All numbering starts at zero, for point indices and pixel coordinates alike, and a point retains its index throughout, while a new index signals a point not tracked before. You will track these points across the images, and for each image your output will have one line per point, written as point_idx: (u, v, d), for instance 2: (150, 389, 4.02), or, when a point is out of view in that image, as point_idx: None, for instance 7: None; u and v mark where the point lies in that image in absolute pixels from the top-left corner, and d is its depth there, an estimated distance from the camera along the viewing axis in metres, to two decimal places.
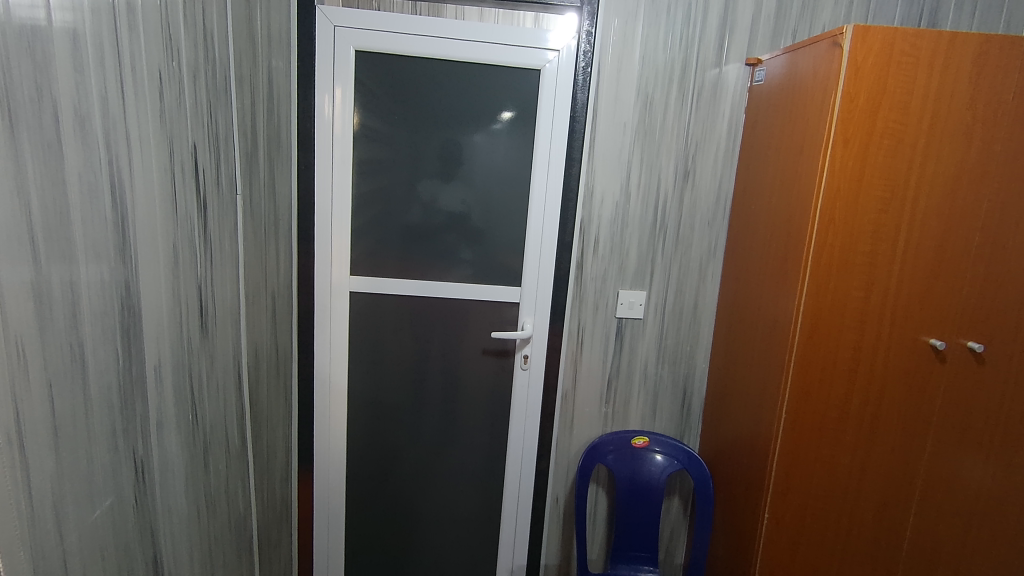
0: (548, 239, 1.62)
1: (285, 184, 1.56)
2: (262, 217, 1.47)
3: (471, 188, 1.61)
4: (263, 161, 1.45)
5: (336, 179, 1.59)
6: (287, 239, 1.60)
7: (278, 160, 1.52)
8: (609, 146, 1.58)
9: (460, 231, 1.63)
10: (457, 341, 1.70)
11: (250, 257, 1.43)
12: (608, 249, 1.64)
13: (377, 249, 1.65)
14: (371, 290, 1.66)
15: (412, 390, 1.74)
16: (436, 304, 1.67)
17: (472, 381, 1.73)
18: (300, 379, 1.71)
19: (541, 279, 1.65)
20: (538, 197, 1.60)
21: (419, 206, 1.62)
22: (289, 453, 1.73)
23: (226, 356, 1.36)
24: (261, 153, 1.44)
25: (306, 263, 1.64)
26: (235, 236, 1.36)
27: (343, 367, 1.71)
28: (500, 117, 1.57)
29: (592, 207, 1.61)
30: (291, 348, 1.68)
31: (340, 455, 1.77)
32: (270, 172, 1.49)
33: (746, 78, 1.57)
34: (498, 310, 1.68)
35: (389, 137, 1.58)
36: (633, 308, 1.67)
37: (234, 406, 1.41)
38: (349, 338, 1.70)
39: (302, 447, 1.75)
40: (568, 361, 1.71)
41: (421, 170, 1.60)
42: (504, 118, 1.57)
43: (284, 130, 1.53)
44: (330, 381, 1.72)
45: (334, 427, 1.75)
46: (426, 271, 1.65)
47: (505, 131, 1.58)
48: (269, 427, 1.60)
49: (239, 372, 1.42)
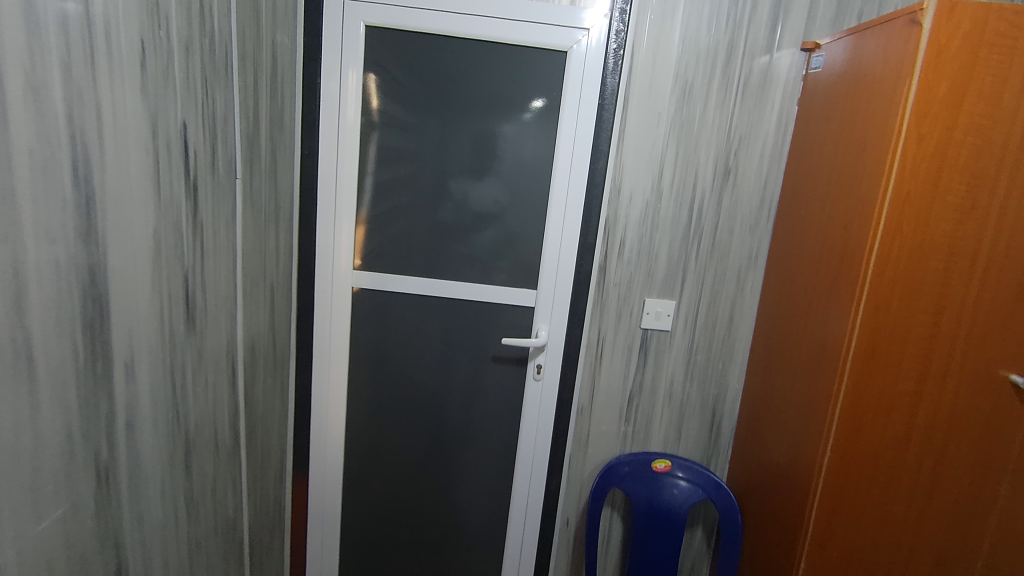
0: (569, 239, 1.47)
1: (288, 169, 1.46)
2: (262, 203, 1.38)
3: (495, 184, 1.48)
4: (264, 143, 1.35)
5: (341, 166, 1.48)
6: (289, 228, 1.50)
7: (280, 142, 1.41)
8: (640, 138, 1.42)
9: (475, 227, 1.50)
10: (465, 346, 1.57)
11: (244, 245, 1.32)
12: (634, 253, 1.48)
13: (384, 243, 1.53)
14: (375, 286, 1.55)
15: (416, 395, 1.62)
16: (446, 305, 1.55)
17: (481, 389, 1.61)
18: (299, 378, 1.61)
19: (559, 283, 1.50)
20: (559, 192, 1.45)
21: (432, 197, 1.49)
22: (283, 454, 1.64)
23: (216, 351, 1.27)
24: (263, 134, 1.34)
25: (308, 255, 1.54)
26: (231, 224, 1.27)
27: (343, 366, 1.60)
28: (531, 104, 1.43)
29: (618, 205, 1.45)
30: (289, 343, 1.58)
31: (337, 459, 1.67)
32: (272, 156, 1.39)
33: (802, 65, 1.38)
34: (513, 315, 1.54)
35: (401, 123, 1.46)
36: (659, 319, 1.51)
37: (227, 403, 1.33)
38: (350, 337, 1.60)
39: (298, 448, 1.66)
40: (585, 374, 1.55)
41: (435, 159, 1.47)
42: (534, 106, 1.43)
43: (288, 111, 1.42)
44: (329, 381, 1.61)
45: (332, 429, 1.65)
46: (436, 268, 1.53)
47: (534, 122, 1.44)
48: (264, 424, 1.52)
49: (232, 366, 1.35)
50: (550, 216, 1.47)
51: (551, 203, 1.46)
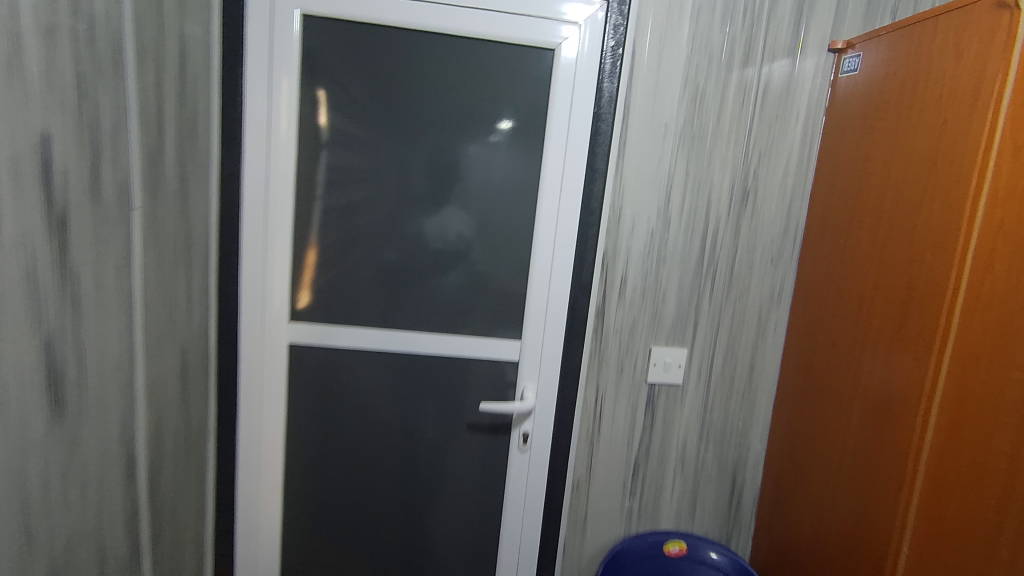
0: (558, 278, 1.21)
1: (204, 195, 1.15)
2: (169, 239, 1.07)
3: (465, 212, 1.21)
4: (171, 162, 1.04)
5: (272, 191, 1.19)
6: (206, 270, 1.18)
7: (193, 159, 1.10)
8: (644, 154, 1.18)
9: (442, 265, 1.22)
10: (434, 410, 1.28)
11: (142, 298, 1.00)
12: (637, 293, 1.22)
13: (331, 286, 1.23)
14: (321, 340, 1.24)
15: (371, 472, 1.31)
16: (407, 361, 1.26)
17: (452, 462, 1.31)
18: (223, 456, 1.28)
19: (549, 333, 1.23)
20: (547, 221, 1.20)
21: (387, 229, 1.21)
22: (201, 555, 1.29)
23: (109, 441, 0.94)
24: (169, 152, 1.04)
25: (233, 303, 1.22)
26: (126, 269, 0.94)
27: (278, 440, 1.28)
28: (498, 126, 1.18)
29: (619, 236, 1.20)
30: (210, 414, 1.25)
31: (273, 556, 1.33)
32: (182, 178, 1.08)
33: (829, 68, 1.18)
34: (491, 372, 1.26)
35: (347, 137, 1.18)
36: (669, 371, 1.25)
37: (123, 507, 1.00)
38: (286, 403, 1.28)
39: (222, 545, 1.32)
40: (582, 442, 1.28)
41: (390, 182, 1.20)
42: (502, 128, 1.18)
43: (202, 123, 1.12)
44: (261, 460, 1.29)
45: (265, 520, 1.31)
46: (394, 317, 1.24)
47: (504, 143, 1.19)
48: (179, 522, 1.18)
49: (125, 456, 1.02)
50: (535, 251, 1.21)
51: (536, 238, 1.20)
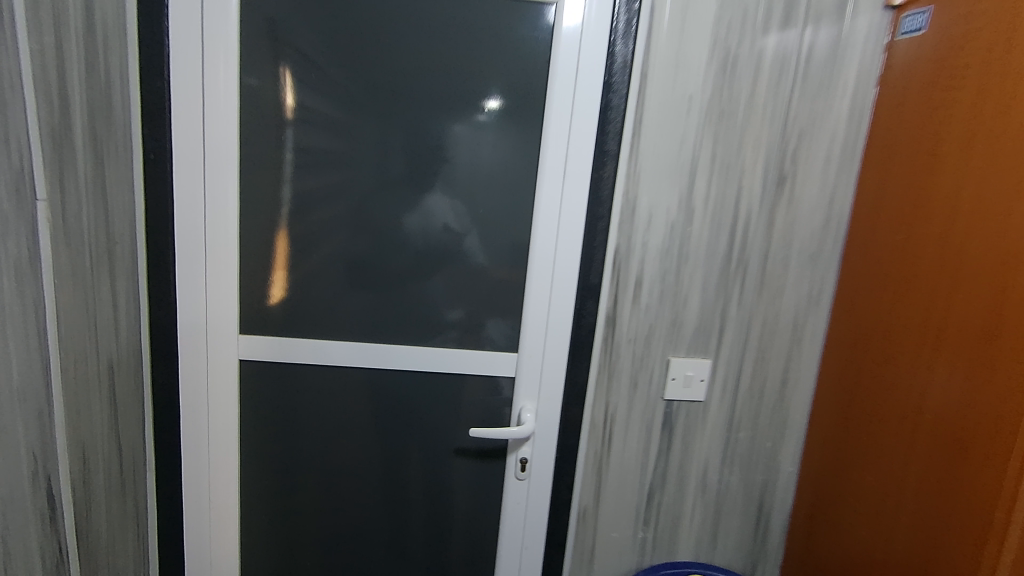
0: (562, 281, 1.03)
1: (126, 185, 0.95)
2: (82, 237, 0.88)
3: (453, 205, 1.02)
4: (82, 142, 0.85)
5: (209, 179, 0.98)
6: (135, 275, 0.98)
7: (111, 140, 0.89)
8: (664, 132, 0.98)
9: (422, 265, 1.03)
10: (417, 434, 1.10)
11: (28, 310, 0.81)
12: (655, 297, 1.04)
13: (291, 292, 1.04)
14: (282, 356, 1.05)
15: (343, 505, 1.13)
16: (382, 378, 1.07)
17: (437, 492, 1.13)
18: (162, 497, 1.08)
19: (551, 344, 1.05)
20: (549, 215, 1.01)
21: (355, 222, 1.01)
22: None
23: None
24: (80, 131, 0.84)
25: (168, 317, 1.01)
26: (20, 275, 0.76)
27: (231, 472, 1.10)
28: (484, 105, 0.99)
29: (633, 230, 1.02)
30: (149, 443, 1.07)
31: None
32: (99, 164, 0.88)
33: (884, 28, 0.98)
34: (482, 389, 1.08)
35: (308, 112, 0.98)
36: (690, 386, 1.08)
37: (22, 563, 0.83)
38: (240, 428, 1.09)
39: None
40: (589, 468, 1.11)
41: (358, 166, 0.99)
42: (489, 108, 0.99)
43: (118, 98, 0.91)
44: (212, 495, 1.10)
45: (222, 561, 1.14)
46: (365, 327, 1.05)
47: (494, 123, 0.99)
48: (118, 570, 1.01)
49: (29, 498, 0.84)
50: (534, 250, 1.02)
51: (535, 234, 1.02)
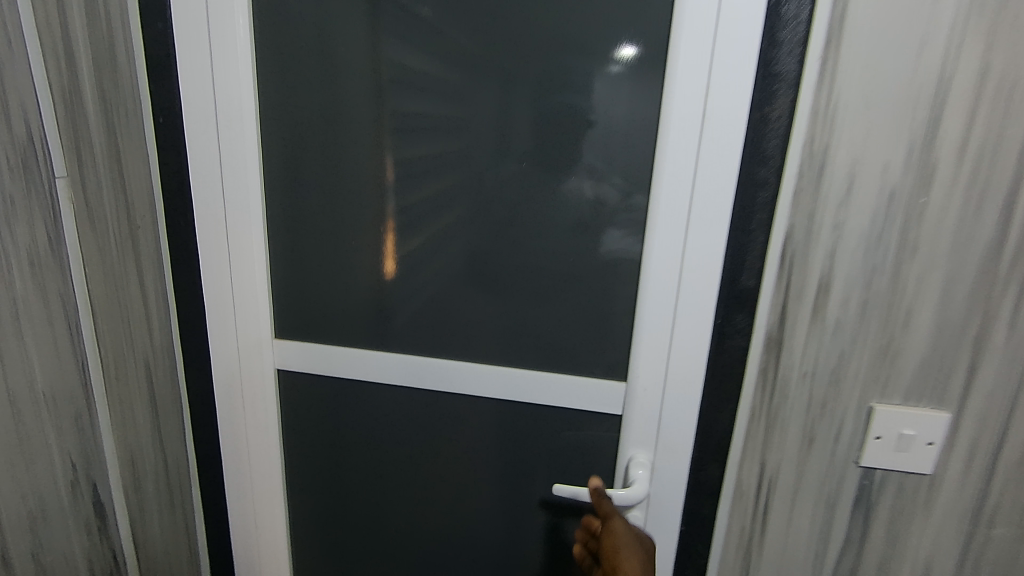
0: (688, 285, 0.69)
1: (141, 167, 0.80)
2: (104, 227, 0.79)
3: (608, 187, 0.71)
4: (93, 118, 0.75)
5: (225, 157, 0.79)
6: (161, 270, 0.86)
7: (125, 115, 0.78)
8: (887, 43, 0.59)
9: (498, 267, 0.76)
10: (491, 474, 0.85)
11: (35, 312, 0.73)
12: (848, 311, 0.67)
13: (335, 290, 0.83)
14: (329, 368, 0.86)
15: (398, 550, 0.93)
16: (439, 404, 0.83)
17: (506, 549, 0.88)
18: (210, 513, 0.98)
19: (677, 375, 0.72)
20: (682, 188, 0.67)
21: (433, 215, 0.77)
22: None
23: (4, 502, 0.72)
24: (90, 107, 0.74)
25: (199, 318, 0.87)
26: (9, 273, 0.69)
27: (275, 499, 0.94)
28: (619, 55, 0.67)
29: (820, 208, 0.64)
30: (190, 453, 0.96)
31: None
32: (114, 145, 0.77)
33: None
34: (570, 430, 0.79)
35: (393, 66, 0.73)
36: (907, 451, 0.69)
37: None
38: (283, 446, 0.93)
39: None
40: (732, 553, 0.78)
41: (447, 147, 0.74)
42: (624, 57, 0.67)
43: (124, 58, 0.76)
44: (256, 523, 0.96)
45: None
46: (415, 339, 0.82)
47: (631, 76, 0.67)
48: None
49: (54, 512, 0.78)
50: (651, 240, 0.70)
51: (653, 218, 0.69)
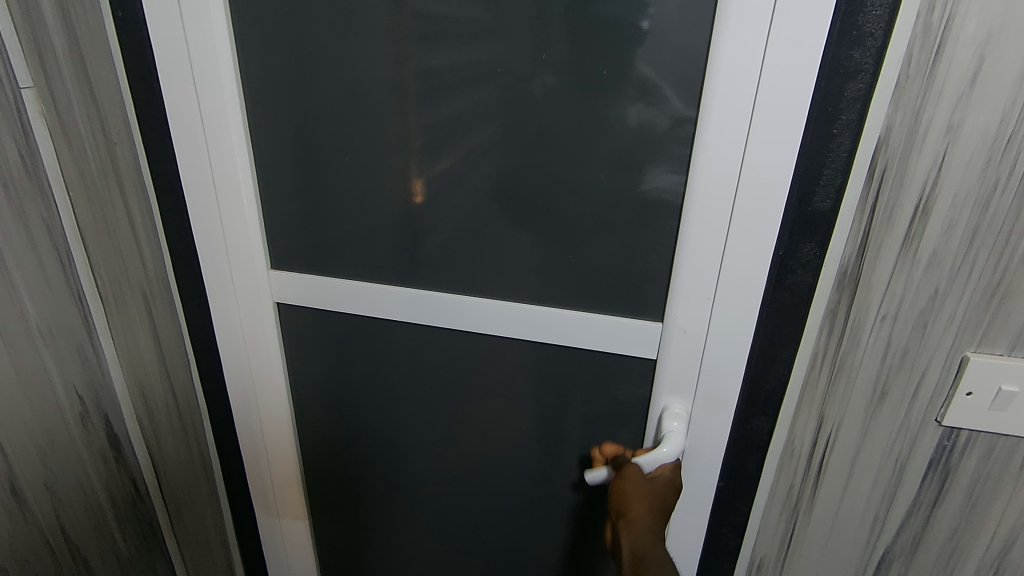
0: (743, 211, 0.57)
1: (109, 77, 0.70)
2: (82, 147, 0.71)
3: (658, 113, 0.58)
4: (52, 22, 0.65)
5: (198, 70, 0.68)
6: (147, 196, 0.77)
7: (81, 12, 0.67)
8: None
9: (526, 188, 0.65)
10: (510, 418, 0.79)
11: (17, 242, 0.67)
12: (950, 238, 0.57)
13: (336, 218, 0.73)
14: (333, 304, 0.79)
15: (413, 493, 0.90)
16: (454, 344, 0.76)
17: (524, 497, 0.84)
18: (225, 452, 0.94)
19: (725, 319, 0.62)
20: (745, 87, 0.53)
21: (447, 143, 0.65)
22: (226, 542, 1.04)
23: (11, 438, 0.70)
24: (46, 5, 0.65)
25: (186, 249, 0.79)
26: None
27: (287, 437, 0.91)
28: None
29: (925, 113, 0.54)
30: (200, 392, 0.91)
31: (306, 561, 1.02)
32: (77, 49, 0.67)
33: None
34: (596, 376, 0.71)
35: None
36: (1002, 409, 0.61)
37: (64, 509, 0.78)
38: (290, 384, 0.88)
39: (248, 552, 1.04)
40: (778, 509, 0.72)
41: (466, 62, 0.61)
42: None
43: None
44: (269, 462, 0.93)
45: (289, 530, 0.99)
46: (428, 273, 0.73)
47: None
48: (186, 508, 0.96)
49: (66, 448, 0.77)
50: (701, 151, 0.57)
51: (703, 126, 0.56)
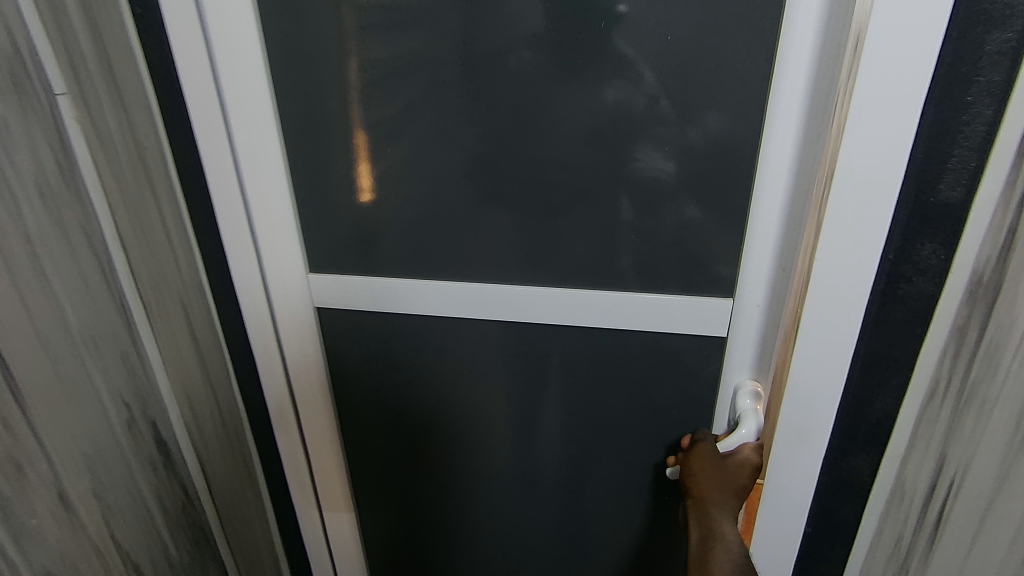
0: (842, 191, 0.57)
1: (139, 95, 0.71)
2: (116, 156, 0.70)
3: (633, 91, 0.59)
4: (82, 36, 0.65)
5: (228, 79, 0.68)
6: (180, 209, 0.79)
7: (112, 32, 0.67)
8: None
9: (502, 164, 0.64)
10: (563, 409, 0.77)
11: (56, 252, 0.64)
12: None
13: (366, 222, 0.72)
14: (376, 306, 0.77)
15: (463, 496, 0.88)
16: (502, 338, 0.74)
17: (579, 490, 0.82)
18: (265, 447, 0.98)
19: (823, 298, 0.61)
20: (826, 61, 0.55)
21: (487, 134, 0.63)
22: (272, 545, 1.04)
23: (62, 454, 0.66)
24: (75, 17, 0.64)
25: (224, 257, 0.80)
26: (16, 206, 0.59)
27: (330, 441, 0.90)
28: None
29: None
30: (237, 397, 0.94)
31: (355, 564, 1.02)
32: (105, 61, 0.68)
33: None
34: (658, 357, 0.70)
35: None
36: None
37: (114, 517, 0.74)
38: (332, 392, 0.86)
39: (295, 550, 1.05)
40: (888, 539, 0.67)
41: (472, 49, 0.61)
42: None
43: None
44: (313, 469, 0.93)
45: (333, 533, 0.99)
46: (473, 268, 0.71)
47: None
48: (236, 517, 0.95)
49: (112, 454, 0.73)
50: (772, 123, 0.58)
51: (774, 95, 0.57)
